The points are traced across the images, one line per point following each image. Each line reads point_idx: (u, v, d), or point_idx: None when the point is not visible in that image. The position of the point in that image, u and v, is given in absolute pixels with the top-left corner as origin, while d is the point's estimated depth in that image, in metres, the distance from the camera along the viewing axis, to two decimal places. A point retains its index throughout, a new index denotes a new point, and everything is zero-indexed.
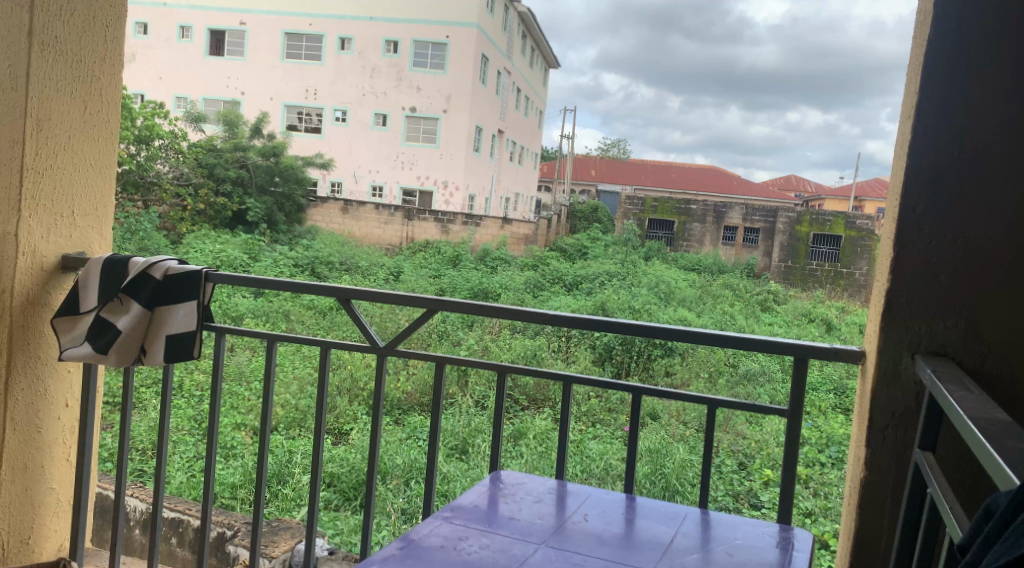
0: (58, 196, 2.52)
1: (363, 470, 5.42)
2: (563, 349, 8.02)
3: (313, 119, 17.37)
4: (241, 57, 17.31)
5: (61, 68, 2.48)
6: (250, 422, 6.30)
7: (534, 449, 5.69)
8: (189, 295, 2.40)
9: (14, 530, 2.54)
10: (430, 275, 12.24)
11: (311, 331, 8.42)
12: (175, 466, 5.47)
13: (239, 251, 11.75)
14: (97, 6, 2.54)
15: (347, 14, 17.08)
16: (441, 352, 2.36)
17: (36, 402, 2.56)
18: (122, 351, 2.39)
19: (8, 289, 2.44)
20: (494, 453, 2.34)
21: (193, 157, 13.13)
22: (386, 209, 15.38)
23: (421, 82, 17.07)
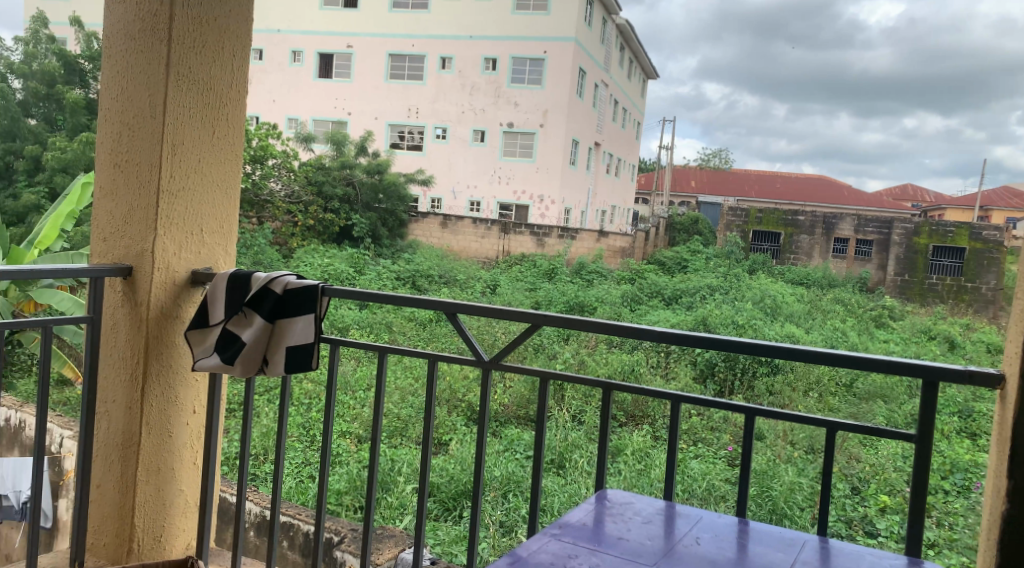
0: (188, 216, 2.68)
1: (463, 481, 5.51)
2: (662, 365, 7.94)
3: (415, 136, 17.81)
4: (347, 78, 17.94)
5: (193, 96, 2.64)
6: (354, 430, 6.51)
7: (632, 466, 5.64)
8: (306, 309, 2.51)
9: (148, 528, 2.71)
10: (527, 288, 12.33)
11: (412, 342, 8.63)
12: (286, 472, 5.71)
13: (344, 264, 12.17)
14: (225, 36, 2.70)
15: (447, 34, 17.45)
16: (543, 368, 2.37)
17: (167, 408, 2.72)
18: (248, 362, 2.52)
19: (144, 302, 2.62)
20: (599, 468, 2.34)
21: (304, 175, 13.72)
22: (483, 223, 15.59)
23: (519, 98, 17.24)
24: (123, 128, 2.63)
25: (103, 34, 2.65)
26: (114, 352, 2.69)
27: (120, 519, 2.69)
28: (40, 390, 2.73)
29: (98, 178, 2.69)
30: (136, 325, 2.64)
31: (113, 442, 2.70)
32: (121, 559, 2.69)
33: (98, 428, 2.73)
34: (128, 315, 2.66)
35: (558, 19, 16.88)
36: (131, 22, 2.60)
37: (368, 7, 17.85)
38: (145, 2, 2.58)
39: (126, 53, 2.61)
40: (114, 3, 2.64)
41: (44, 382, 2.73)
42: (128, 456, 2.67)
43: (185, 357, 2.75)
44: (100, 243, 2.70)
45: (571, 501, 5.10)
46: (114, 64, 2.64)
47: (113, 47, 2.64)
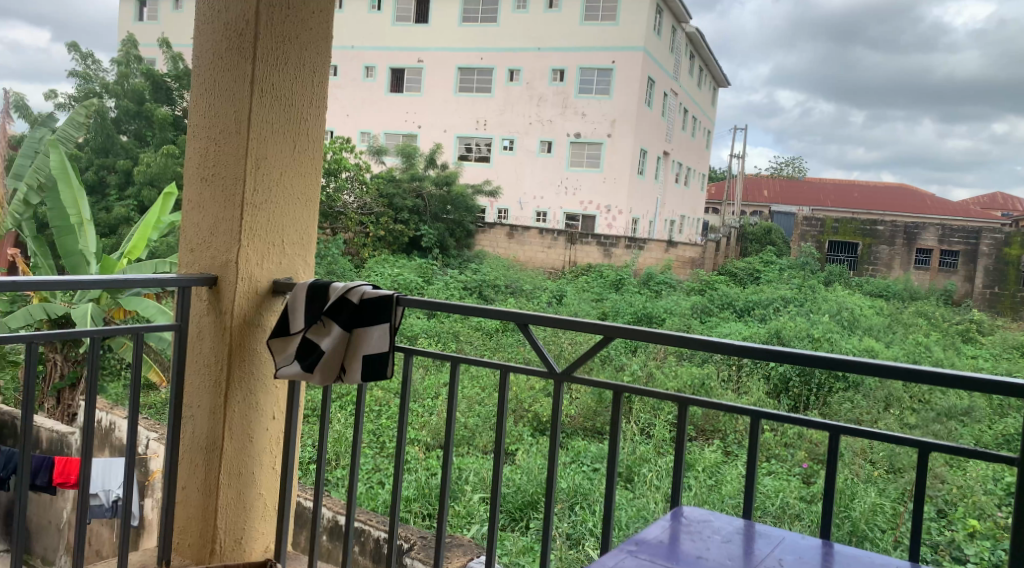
0: (270, 227, 2.77)
1: (531, 491, 5.51)
2: (733, 380, 7.80)
3: (483, 148, 17.96)
4: (418, 92, 18.24)
5: (276, 112, 2.72)
6: (423, 438, 6.58)
7: (703, 482, 5.55)
8: (382, 317, 2.55)
9: (229, 531, 2.79)
10: (594, 299, 12.28)
11: (479, 351, 8.70)
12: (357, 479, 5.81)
13: (414, 274, 12.35)
14: (307, 53, 2.78)
15: (515, 46, 17.57)
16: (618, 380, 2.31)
17: (249, 414, 2.80)
18: (327, 369, 2.58)
19: (228, 310, 2.71)
20: (675, 483, 2.31)
21: (375, 188, 13.98)
22: (550, 233, 15.59)
23: (587, 109, 17.20)
24: (210, 143, 2.74)
25: (191, 53, 2.76)
26: (200, 358, 2.78)
27: (204, 521, 2.78)
28: (131, 394, 2.84)
29: (187, 191, 2.79)
30: (220, 333, 2.73)
31: (197, 445, 2.79)
32: (205, 558, 2.78)
33: (184, 431, 2.82)
34: (213, 325, 2.75)
35: (627, 28, 16.76)
36: (219, 41, 2.70)
37: (437, 21, 18.14)
38: (231, 21, 2.68)
39: (214, 71, 2.72)
40: (202, 22, 2.74)
41: (135, 386, 2.83)
42: (212, 459, 2.76)
43: (266, 364, 2.82)
44: (188, 254, 2.80)
45: (639, 515, 5.05)
46: (203, 82, 2.75)
47: (202, 66, 2.74)
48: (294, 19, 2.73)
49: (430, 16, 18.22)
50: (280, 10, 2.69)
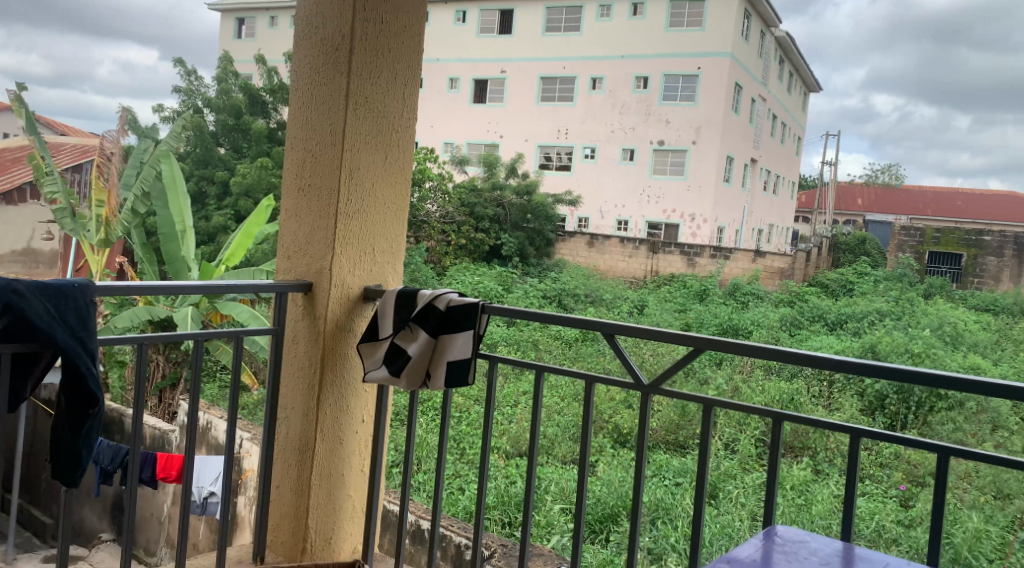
0: (363, 235, 2.82)
1: (613, 504, 5.45)
2: (824, 396, 7.56)
3: (564, 157, 17.95)
4: (501, 102, 18.39)
5: (369, 124, 2.77)
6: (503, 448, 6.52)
7: (792, 501, 5.39)
8: (467, 325, 2.58)
9: (320, 531, 2.85)
10: (676, 309, 12.09)
11: (558, 360, 8.70)
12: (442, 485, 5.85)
13: (494, 282, 12.44)
14: (398, 66, 2.83)
15: (599, 55, 17.54)
16: (710, 395, 2.24)
17: (340, 417, 2.85)
18: (413, 375, 2.61)
19: (321, 316, 2.77)
20: (769, 502, 2.24)
21: (457, 198, 14.14)
22: (632, 242, 15.43)
23: (671, 115, 16.96)
24: (306, 155, 2.81)
25: (290, 68, 2.84)
26: (294, 362, 2.85)
27: (296, 520, 2.84)
28: (230, 396, 2.93)
29: (285, 202, 2.88)
30: (314, 338, 2.80)
31: (291, 446, 2.86)
32: (296, 556, 2.84)
33: (278, 432, 2.90)
34: (308, 329, 2.81)
35: (714, 34, 16.48)
36: (316, 56, 2.78)
37: (521, 32, 18.28)
38: (327, 38, 2.75)
39: (311, 86, 2.79)
40: (300, 38, 2.82)
41: (234, 387, 2.93)
42: (304, 459, 2.82)
43: (357, 368, 2.87)
44: (285, 261, 2.88)
45: (723, 532, 4.95)
46: (301, 95, 2.82)
47: (300, 81, 2.82)
48: (388, 32, 2.79)
49: (514, 27, 18.38)
50: (374, 25, 2.75)
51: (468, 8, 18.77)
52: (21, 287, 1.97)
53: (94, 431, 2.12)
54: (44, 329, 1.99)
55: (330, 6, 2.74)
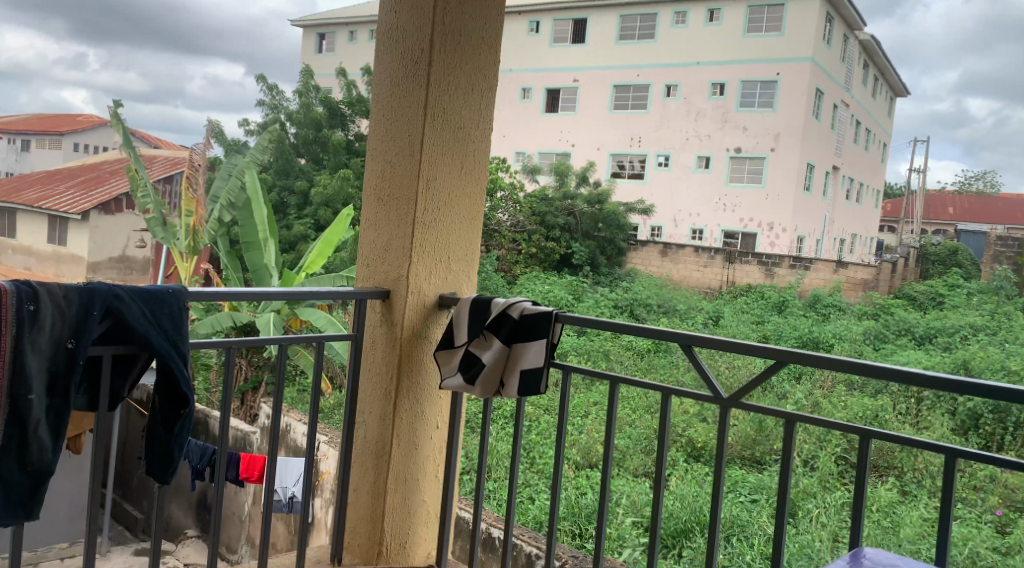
0: (439, 243, 2.87)
1: (687, 519, 5.38)
2: (912, 413, 7.29)
3: (636, 165, 17.83)
4: (573, 111, 18.47)
5: (446, 135, 2.82)
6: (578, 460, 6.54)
7: (878, 524, 5.22)
8: (540, 334, 2.59)
9: (396, 535, 2.89)
10: (753, 321, 11.86)
11: (630, 370, 8.67)
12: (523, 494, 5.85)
13: (564, 291, 12.46)
14: (474, 77, 2.87)
15: (674, 62, 17.39)
16: (793, 411, 2.17)
17: (416, 422, 2.89)
18: (488, 383, 2.64)
19: (398, 322, 2.83)
20: (857, 521, 2.19)
21: (529, 207, 14.23)
22: (706, 251, 15.21)
23: (748, 122, 16.65)
24: (385, 165, 2.88)
25: (371, 80, 2.91)
26: (372, 367, 2.91)
27: (373, 523, 2.90)
28: (311, 400, 3.01)
29: (364, 212, 2.95)
30: (391, 344, 2.85)
31: (368, 449, 2.92)
32: (372, 559, 2.90)
33: (357, 435, 2.97)
34: (385, 335, 2.87)
35: (794, 39, 16.13)
36: (396, 69, 2.84)
37: (595, 40, 18.31)
38: (407, 51, 2.81)
39: (391, 98, 2.86)
40: (382, 52, 2.89)
41: (315, 392, 3.01)
42: (381, 463, 2.88)
43: (433, 374, 2.91)
44: (364, 269, 2.95)
45: (802, 553, 4.84)
46: (381, 108, 2.89)
47: (380, 94, 2.89)
48: (465, 43, 2.83)
49: (588, 36, 18.43)
50: (453, 37, 2.79)
51: (542, 19, 18.92)
52: (122, 293, 2.08)
53: (185, 430, 2.20)
54: (141, 332, 2.09)
55: (410, 20, 2.81)
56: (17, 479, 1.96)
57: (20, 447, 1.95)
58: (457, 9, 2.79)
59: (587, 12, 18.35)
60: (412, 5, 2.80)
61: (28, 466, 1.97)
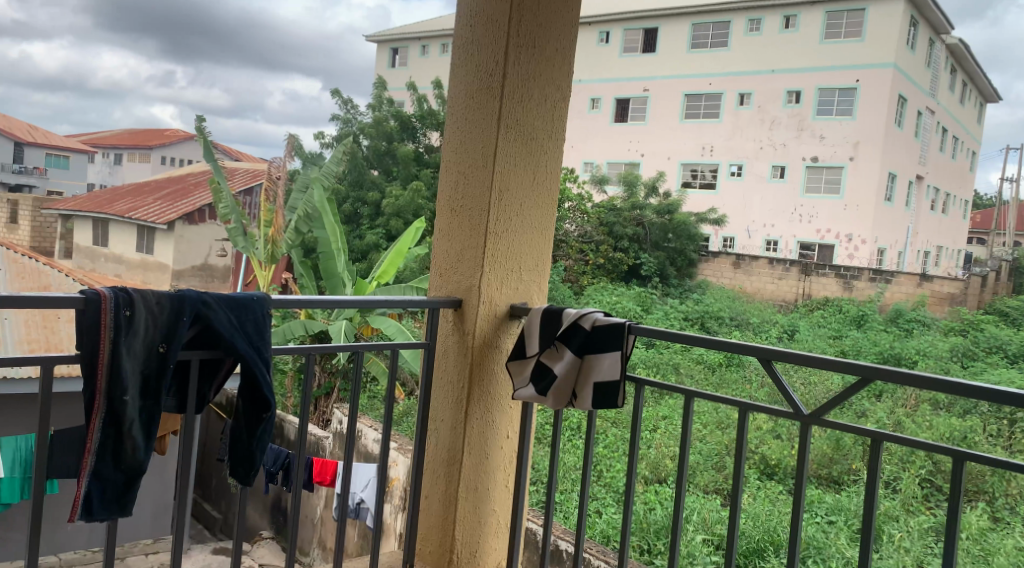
0: (510, 253, 2.89)
1: (760, 539, 5.26)
2: (1003, 435, 6.97)
3: (707, 175, 17.57)
4: (643, 121, 18.37)
5: (519, 146, 2.84)
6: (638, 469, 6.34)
7: (968, 553, 5.01)
8: (613, 346, 2.56)
9: (466, 543, 2.92)
10: (830, 335, 11.53)
11: (700, 384, 8.56)
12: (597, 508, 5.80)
13: (632, 302, 12.41)
14: (547, 88, 2.89)
15: (748, 70, 17.13)
16: (879, 431, 2.05)
17: (486, 431, 2.91)
18: (560, 394, 2.63)
19: (471, 331, 2.85)
20: (948, 550, 2.06)
21: (597, 217, 14.23)
22: (781, 263, 14.87)
23: (826, 131, 16.25)
24: (459, 176, 2.92)
25: (446, 93, 2.96)
26: (445, 376, 2.95)
27: (444, 531, 2.94)
28: (385, 407, 3.07)
29: (438, 223, 3.00)
30: (463, 352, 2.88)
31: (439, 457, 2.96)
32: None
33: (429, 443, 3.01)
34: (457, 344, 2.91)
35: (875, 44, 15.70)
36: (470, 81, 2.89)
37: (666, 49, 18.19)
38: (482, 64, 2.85)
39: (467, 110, 2.89)
40: (458, 64, 2.94)
41: (389, 400, 3.07)
42: (452, 471, 2.91)
43: (505, 384, 2.93)
44: (438, 279, 2.99)
45: None
46: (455, 119, 2.94)
47: (456, 106, 2.93)
48: (539, 54, 2.85)
49: (658, 46, 18.35)
50: (527, 49, 2.82)
51: (612, 29, 18.96)
52: (209, 299, 2.16)
53: (266, 434, 2.27)
54: (227, 338, 2.17)
55: (486, 34, 2.84)
56: (111, 476, 2.06)
57: (115, 444, 2.05)
58: (533, 22, 2.81)
59: (658, 21, 18.29)
60: (489, 19, 2.84)
61: (122, 464, 2.06)
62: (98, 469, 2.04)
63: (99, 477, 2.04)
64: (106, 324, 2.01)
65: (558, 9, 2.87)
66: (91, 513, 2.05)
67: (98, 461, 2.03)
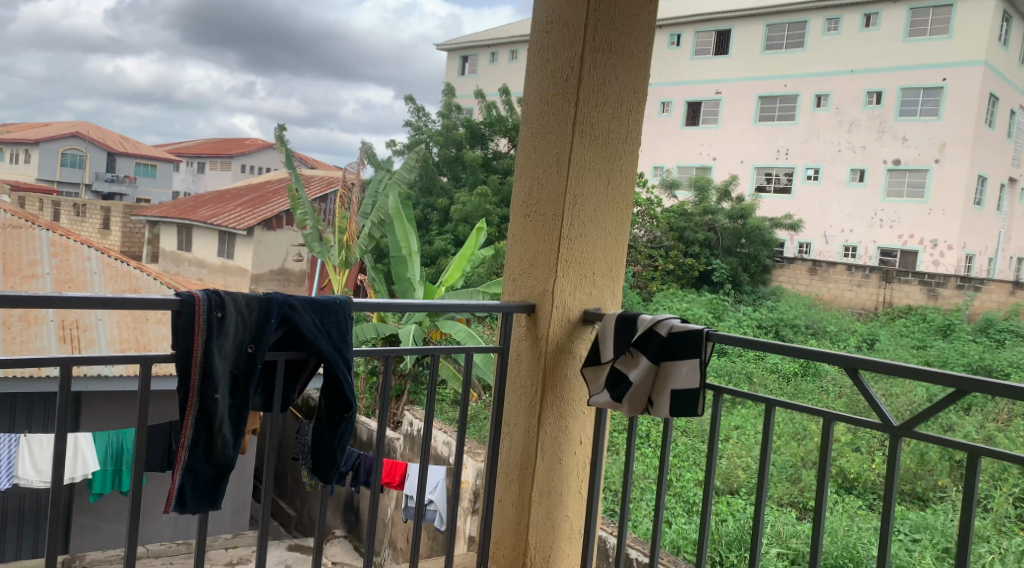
0: (585, 257, 2.88)
1: (838, 556, 5.10)
2: None
3: (783, 179, 17.18)
4: (715, 124, 18.11)
5: (593, 151, 2.83)
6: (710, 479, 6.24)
7: None
8: (692, 352, 2.52)
9: (540, 548, 2.91)
10: (913, 345, 11.13)
11: (775, 394, 8.39)
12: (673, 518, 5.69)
13: (703, 309, 12.24)
14: (624, 93, 2.87)
15: (826, 71, 16.73)
16: (977, 445, 1.96)
17: (560, 436, 2.90)
18: (635, 401, 2.60)
19: (544, 335, 2.85)
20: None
21: (667, 222, 14.05)
22: (860, 270, 14.42)
23: (909, 132, 15.71)
24: (533, 181, 2.92)
25: (521, 98, 2.97)
26: (518, 380, 2.96)
27: (517, 534, 2.94)
28: (460, 409, 3.10)
29: (512, 228, 3.01)
30: (537, 358, 2.89)
31: (513, 461, 2.96)
32: None
33: (503, 446, 3.02)
34: (530, 348, 2.92)
35: (963, 41, 15.10)
36: (546, 87, 2.89)
37: (739, 51, 17.90)
38: (558, 70, 2.85)
39: (542, 116, 2.90)
40: (533, 70, 2.95)
41: (463, 405, 3.10)
42: (526, 474, 2.91)
43: (579, 391, 2.92)
44: (511, 284, 3.00)
45: None
46: (530, 125, 2.94)
47: (531, 112, 2.94)
48: (613, 57, 2.83)
49: (731, 47, 18.09)
50: (602, 54, 2.81)
51: (684, 32, 18.78)
52: (295, 302, 2.21)
53: (347, 435, 2.31)
54: (312, 339, 2.22)
55: (562, 39, 2.84)
56: (202, 470, 2.13)
57: (206, 441, 2.12)
58: (609, 26, 2.80)
59: (731, 22, 18.05)
60: (564, 25, 2.84)
61: (212, 459, 2.13)
62: (190, 464, 2.11)
63: (192, 471, 2.11)
64: (199, 325, 2.07)
65: (634, 12, 2.85)
66: (184, 506, 2.12)
67: (191, 455, 2.10)
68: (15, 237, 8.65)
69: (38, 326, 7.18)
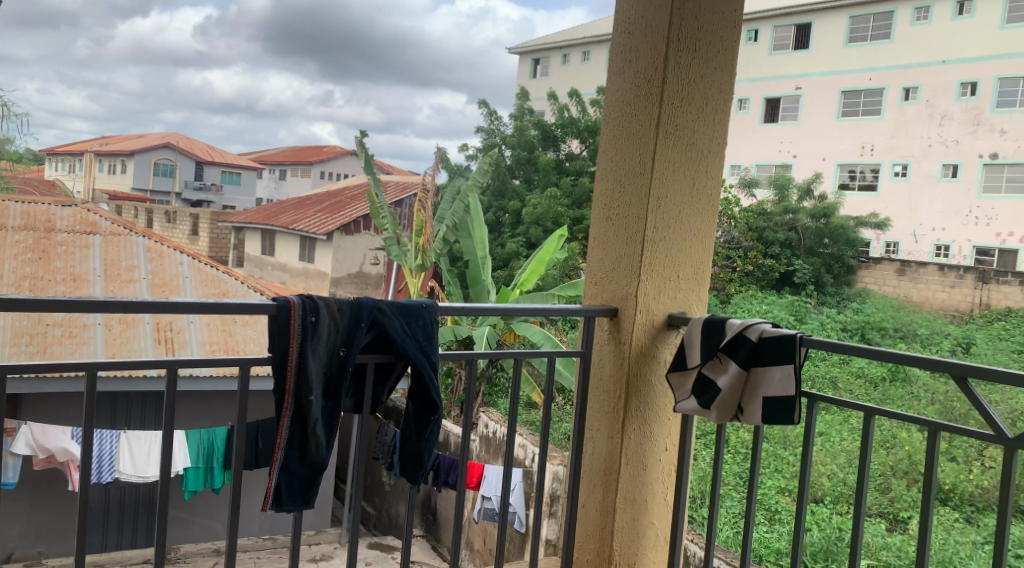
0: (668, 259, 2.82)
1: None
2: None
3: (868, 176, 16.60)
4: (795, 121, 17.66)
5: (677, 151, 2.77)
6: (793, 488, 6.05)
7: None
8: (785, 358, 2.43)
9: (625, 554, 2.86)
10: (1014, 349, 10.56)
11: (862, 400, 8.09)
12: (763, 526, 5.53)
13: (784, 312, 11.93)
14: (708, 91, 2.80)
15: (915, 63, 16.10)
16: None
17: (645, 443, 2.85)
18: (724, 408, 2.53)
19: (627, 340, 2.81)
20: None
21: (745, 222, 13.74)
22: (954, 270, 13.80)
23: (1007, 125, 14.98)
24: (615, 184, 2.88)
25: (604, 99, 2.93)
26: (601, 384, 2.92)
27: (602, 539, 2.89)
28: (544, 411, 3.07)
29: (594, 231, 2.97)
30: (619, 363, 2.84)
31: (597, 467, 2.92)
32: None
33: (586, 451, 2.98)
34: (613, 353, 2.87)
35: None
36: (628, 89, 2.84)
37: (822, 45, 17.43)
38: (641, 70, 2.80)
39: (623, 118, 2.85)
40: (615, 71, 2.90)
41: (546, 408, 3.07)
42: (611, 480, 2.87)
43: (665, 396, 2.86)
44: (592, 287, 2.97)
45: None
46: (612, 127, 2.90)
47: (612, 114, 2.90)
48: (697, 55, 2.77)
49: (812, 42, 17.67)
50: (687, 53, 2.75)
51: (762, 27, 18.40)
52: (384, 307, 2.22)
53: (434, 437, 2.32)
54: (399, 342, 2.23)
55: (645, 40, 2.79)
56: (298, 470, 2.17)
57: (301, 441, 2.15)
58: (693, 25, 2.74)
59: (813, 16, 17.58)
60: (647, 25, 2.79)
61: (307, 459, 2.16)
62: (285, 465, 2.15)
63: (287, 471, 2.15)
64: (295, 329, 2.10)
65: (720, 8, 2.78)
66: (280, 504, 2.16)
67: (287, 456, 2.14)
68: (115, 245, 9.07)
69: (136, 327, 7.51)
